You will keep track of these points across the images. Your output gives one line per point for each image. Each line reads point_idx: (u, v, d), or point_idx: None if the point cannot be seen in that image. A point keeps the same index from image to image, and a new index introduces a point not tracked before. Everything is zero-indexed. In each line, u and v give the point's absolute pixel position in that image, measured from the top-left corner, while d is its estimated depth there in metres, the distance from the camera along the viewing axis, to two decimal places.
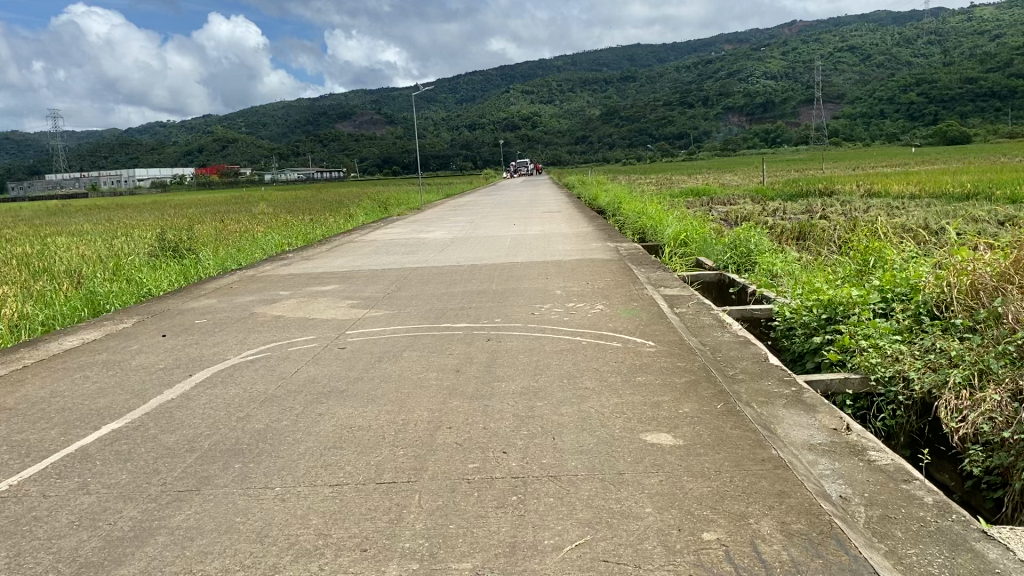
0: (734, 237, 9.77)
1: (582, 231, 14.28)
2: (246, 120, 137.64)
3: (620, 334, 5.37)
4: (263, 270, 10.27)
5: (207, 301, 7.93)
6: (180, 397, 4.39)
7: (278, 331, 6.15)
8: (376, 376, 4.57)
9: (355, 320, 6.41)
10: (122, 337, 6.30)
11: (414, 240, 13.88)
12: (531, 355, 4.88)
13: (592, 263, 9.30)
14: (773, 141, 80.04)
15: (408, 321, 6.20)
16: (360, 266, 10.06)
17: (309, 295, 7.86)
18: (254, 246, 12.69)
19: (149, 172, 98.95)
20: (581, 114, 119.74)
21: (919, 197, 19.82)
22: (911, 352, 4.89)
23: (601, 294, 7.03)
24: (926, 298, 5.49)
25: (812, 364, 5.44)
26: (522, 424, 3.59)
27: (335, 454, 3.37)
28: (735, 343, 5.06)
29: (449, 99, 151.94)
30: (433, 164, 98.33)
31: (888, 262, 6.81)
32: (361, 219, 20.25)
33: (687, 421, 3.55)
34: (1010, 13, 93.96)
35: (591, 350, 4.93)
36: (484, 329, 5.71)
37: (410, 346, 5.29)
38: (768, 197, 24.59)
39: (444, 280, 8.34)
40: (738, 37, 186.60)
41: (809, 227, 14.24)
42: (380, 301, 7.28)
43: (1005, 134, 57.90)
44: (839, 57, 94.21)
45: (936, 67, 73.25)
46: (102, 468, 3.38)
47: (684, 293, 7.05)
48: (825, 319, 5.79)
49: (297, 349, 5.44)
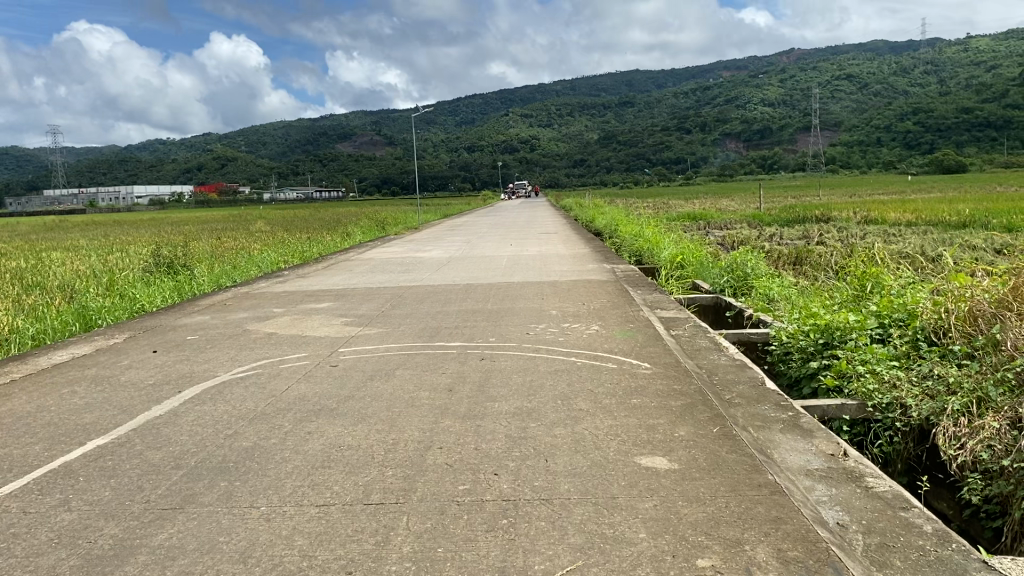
0: (731, 260, 9.76)
1: (579, 253, 14.26)
2: (246, 138, 138.13)
3: (615, 355, 5.32)
4: (257, 287, 10.22)
5: (200, 317, 7.88)
6: (168, 414, 4.33)
7: (270, 348, 6.08)
8: (366, 396, 4.50)
9: (348, 338, 6.35)
10: (113, 353, 6.24)
11: (410, 259, 13.86)
12: (525, 375, 4.82)
13: (588, 284, 9.28)
14: (770, 168, 80.55)
15: (401, 340, 6.14)
16: (356, 284, 10.03)
17: (304, 312, 7.82)
18: (250, 263, 12.64)
19: (148, 189, 99.17)
20: (580, 138, 120.47)
21: (917, 224, 19.87)
22: (908, 379, 4.86)
23: (597, 314, 6.98)
24: (924, 323, 5.44)
25: (808, 390, 5.41)
26: (515, 444, 3.53)
27: (323, 474, 3.31)
28: (731, 366, 5.02)
29: (449, 122, 152.99)
30: (432, 184, 98.75)
31: (886, 287, 6.78)
32: (358, 237, 20.27)
33: (683, 444, 3.49)
34: (1006, 44, 94.85)
35: (586, 372, 4.88)
36: (478, 348, 5.66)
37: (403, 365, 5.23)
38: (765, 222, 24.64)
39: (440, 299, 8.31)
40: (736, 64, 188.20)
41: (806, 252, 14.28)
42: (375, 318, 7.24)
43: (1001, 164, 58.31)
44: (836, 85, 95.01)
45: (933, 97, 73.78)
46: (85, 484, 3.32)
47: (681, 316, 7.02)
48: (822, 344, 5.76)
49: (288, 367, 5.37)
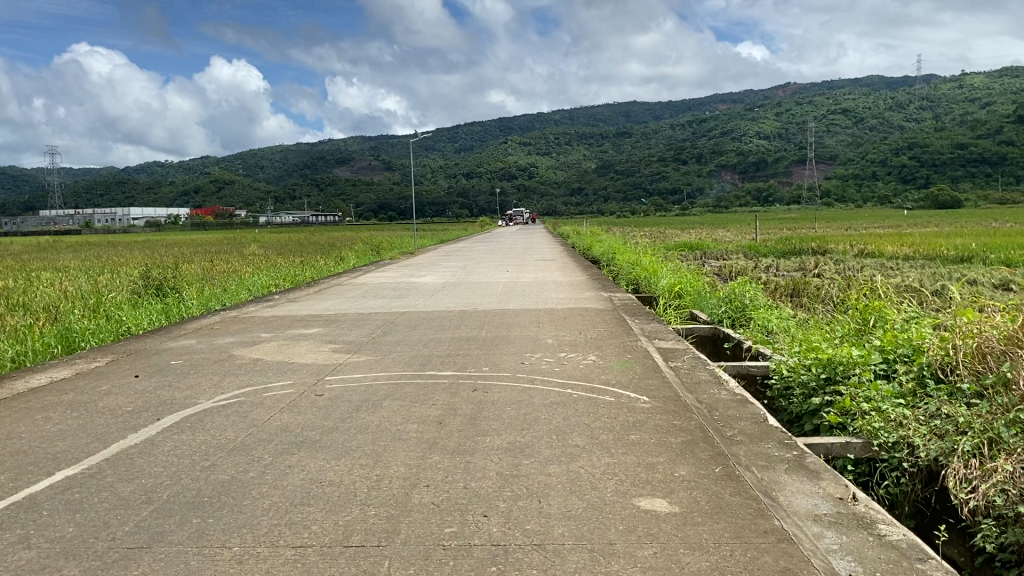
0: (729, 291, 9.62)
1: (574, 281, 14.11)
2: (245, 162, 138.55)
3: (612, 387, 5.14)
4: (247, 311, 10.04)
5: (186, 341, 7.68)
6: (144, 444, 4.13)
7: (256, 375, 5.89)
8: (352, 427, 4.31)
9: (337, 366, 6.15)
10: (93, 377, 6.04)
11: (404, 285, 13.66)
12: (518, 408, 4.63)
13: (585, 312, 9.14)
14: (765, 200, 80.98)
15: (390, 368, 5.95)
16: (347, 309, 9.87)
17: (291, 338, 7.63)
18: (241, 287, 12.45)
19: (146, 211, 99.10)
20: (577, 167, 121.03)
21: (914, 258, 19.80)
22: (915, 417, 4.69)
23: (594, 344, 6.80)
24: (931, 359, 5.27)
25: (810, 426, 5.25)
26: (507, 483, 3.35)
27: (302, 511, 3.11)
28: (732, 402, 4.84)
29: (447, 149, 153.97)
30: (429, 211, 98.86)
31: (888, 321, 6.63)
32: (352, 262, 20.10)
33: (684, 485, 3.30)
34: (1000, 82, 95.80)
35: (581, 405, 4.69)
36: (472, 379, 5.47)
37: (392, 395, 5.03)
38: (761, 253, 24.57)
39: (431, 326, 8.14)
40: (732, 97, 189.76)
41: (804, 283, 14.18)
42: (364, 345, 7.06)
43: (996, 201, 58.44)
44: (832, 119, 95.75)
45: (927, 133, 74.28)
46: (48, 519, 3.11)
47: (679, 347, 6.86)
48: (824, 379, 5.59)
49: (272, 395, 5.18)
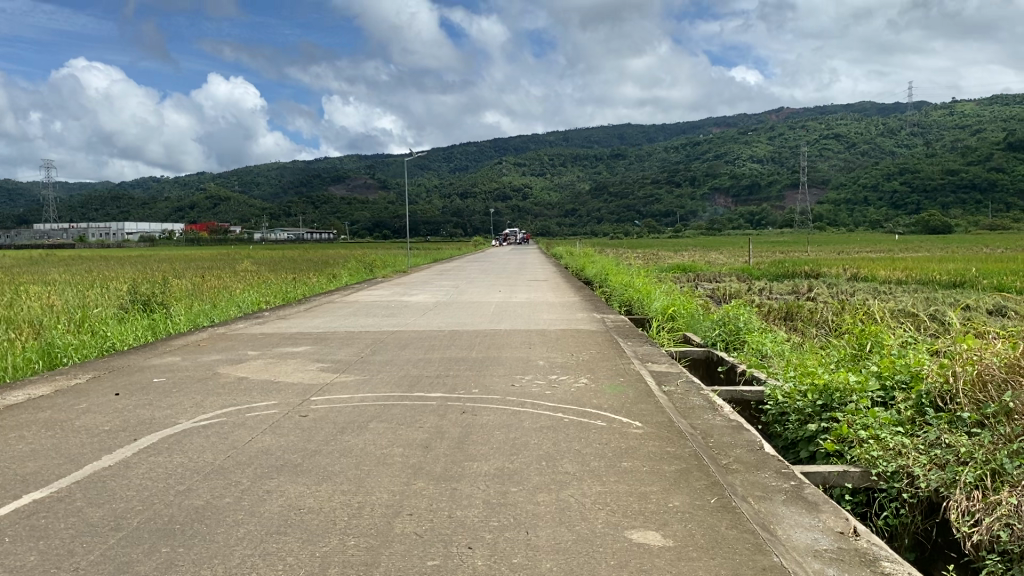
0: (723, 314, 9.52)
1: (568, 301, 14.01)
2: (239, 178, 138.57)
3: (604, 412, 5.00)
4: (235, 328, 9.91)
5: (171, 358, 7.53)
6: (118, 466, 3.97)
7: (239, 394, 5.73)
8: (336, 450, 4.17)
9: (323, 386, 6.01)
10: (73, 394, 5.87)
11: (395, 303, 13.53)
12: (506, 432, 4.50)
13: (577, 334, 9.03)
14: (757, 223, 81.37)
15: (378, 389, 5.80)
16: (335, 328, 9.74)
17: (278, 355, 7.48)
18: (231, 303, 12.30)
19: (139, 226, 98.85)
20: (571, 188, 121.50)
21: (907, 283, 19.80)
22: (914, 446, 4.58)
23: (586, 366, 6.68)
24: (929, 387, 5.15)
25: (806, 453, 5.14)
26: (494, 512, 3.21)
27: (278, 541, 2.97)
28: (726, 428, 4.72)
29: (442, 168, 154.46)
30: (423, 229, 98.84)
31: (885, 346, 6.53)
32: (344, 279, 19.95)
33: (677, 517, 3.17)
34: (990, 110, 96.76)
35: (573, 429, 4.55)
36: (461, 400, 5.34)
37: (378, 417, 4.88)
38: (754, 276, 24.56)
39: (422, 345, 8.00)
40: (726, 121, 191.25)
41: (798, 307, 14.13)
42: (352, 365, 6.91)
43: (986, 226, 58.78)
44: (825, 143, 96.47)
45: (919, 158, 74.83)
46: (10, 546, 2.96)
47: (673, 370, 6.74)
48: (821, 405, 5.47)
49: (254, 415, 5.02)
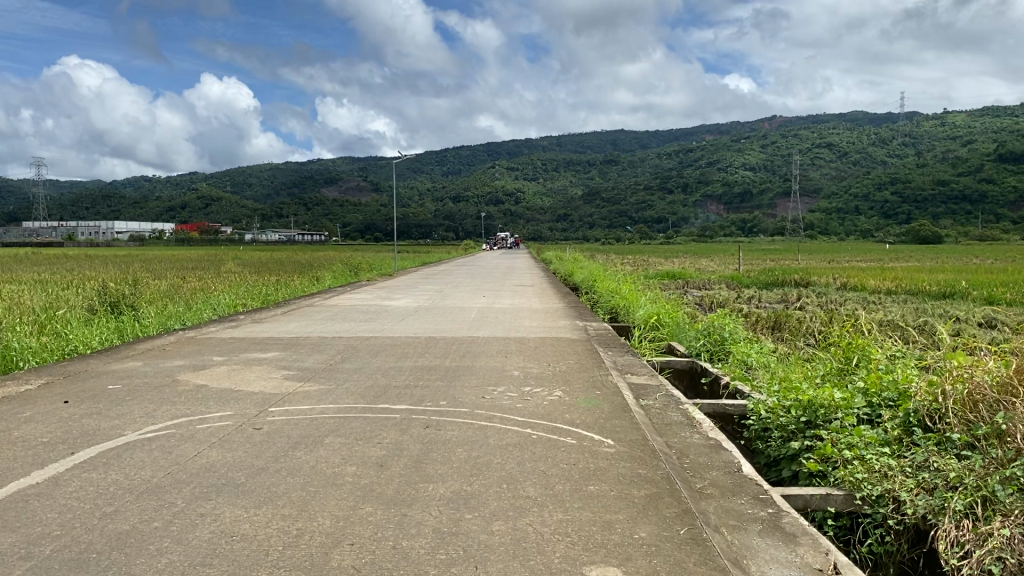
0: (709, 324, 9.30)
1: (552, 308, 13.74)
2: (231, 179, 138.03)
3: (576, 428, 4.73)
4: (206, 332, 9.61)
5: (132, 363, 7.23)
6: (46, 484, 3.68)
7: (193, 404, 5.47)
8: (283, 468, 3.90)
9: (284, 396, 5.70)
10: (17, 402, 5.55)
11: (375, 307, 13.22)
12: (470, 449, 4.22)
13: (557, 342, 8.76)
14: (749, 231, 81.35)
15: (340, 400, 5.51)
16: (309, 333, 9.45)
17: (243, 362, 7.19)
18: (205, 306, 11.98)
19: (129, 225, 98.19)
20: (564, 193, 121.49)
21: (897, 293, 19.62)
22: (901, 468, 4.35)
23: (561, 379, 6.40)
24: (917, 405, 4.90)
25: (789, 473, 4.91)
26: (443, 542, 2.94)
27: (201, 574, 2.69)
28: (705, 447, 4.44)
29: (434, 171, 154.33)
30: (415, 233, 98.37)
31: (872, 360, 6.30)
32: (328, 282, 19.66)
33: (642, 551, 2.90)
34: (981, 121, 97.16)
35: (541, 448, 4.27)
36: (427, 414, 5.06)
37: (335, 431, 4.61)
38: (744, 284, 24.32)
39: (395, 352, 7.72)
40: (719, 129, 191.82)
41: (786, 316, 13.92)
42: (319, 373, 6.62)
43: (976, 237, 58.84)
44: (817, 152, 96.64)
45: (911, 168, 74.99)
46: None
47: (652, 382, 6.49)
48: (804, 423, 5.24)
49: (205, 427, 4.74)
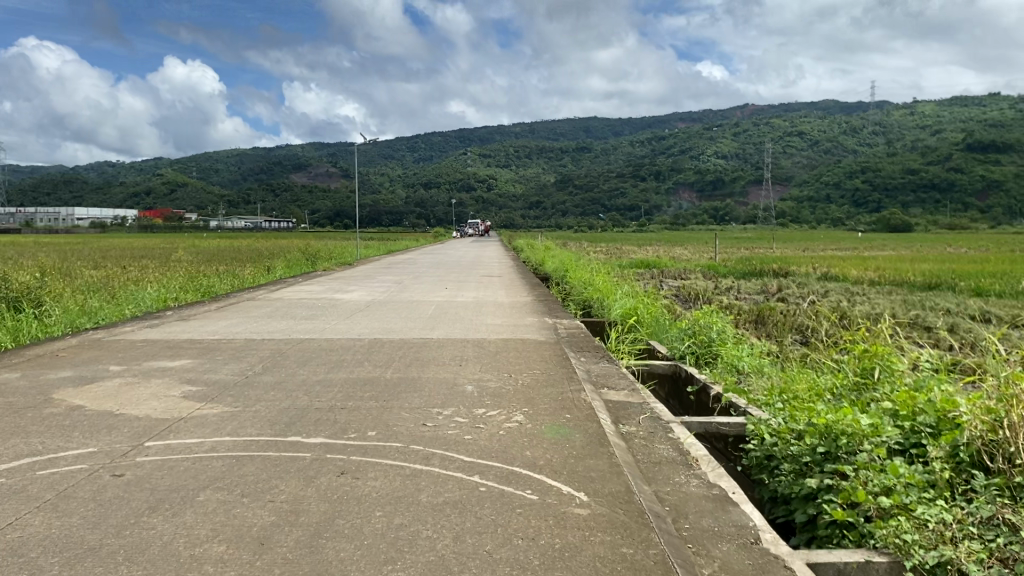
0: (693, 323, 8.23)
1: (517, 303, 12.56)
2: (198, 164, 135.09)
3: (533, 477, 3.56)
4: (119, 332, 8.34)
5: (5, 375, 5.96)
6: None
7: (53, 437, 4.26)
8: (124, 549, 2.76)
9: (172, 424, 4.51)
10: None
11: (320, 302, 11.96)
12: (391, 513, 3.09)
13: (521, 345, 7.63)
14: (721, 219, 80.56)
15: (241, 431, 4.32)
16: (235, 334, 8.24)
17: (143, 372, 6.01)
18: (129, 301, 10.62)
19: (91, 210, 95.13)
20: (535, 180, 120.34)
21: (880, 284, 18.82)
22: (962, 525, 3.30)
23: (524, 396, 5.27)
24: (971, 435, 3.88)
25: (806, 518, 3.82)
26: None
27: None
28: (707, 502, 3.34)
29: (406, 158, 152.92)
30: (386, 220, 96.93)
31: (894, 371, 5.21)
32: (280, 272, 18.32)
33: None
34: (950, 110, 97.42)
35: (488, 510, 3.13)
36: (348, 452, 3.92)
37: (216, 482, 3.44)
38: (721, 274, 23.40)
39: (331, 361, 6.54)
40: (690, 117, 191.95)
41: (770, 310, 12.96)
42: (227, 390, 5.42)
43: (944, 226, 58.39)
44: (788, 140, 96.15)
45: (881, 157, 74.62)
46: None
47: (634, 400, 5.38)
48: (823, 453, 4.12)
49: (47, 473, 3.60)
